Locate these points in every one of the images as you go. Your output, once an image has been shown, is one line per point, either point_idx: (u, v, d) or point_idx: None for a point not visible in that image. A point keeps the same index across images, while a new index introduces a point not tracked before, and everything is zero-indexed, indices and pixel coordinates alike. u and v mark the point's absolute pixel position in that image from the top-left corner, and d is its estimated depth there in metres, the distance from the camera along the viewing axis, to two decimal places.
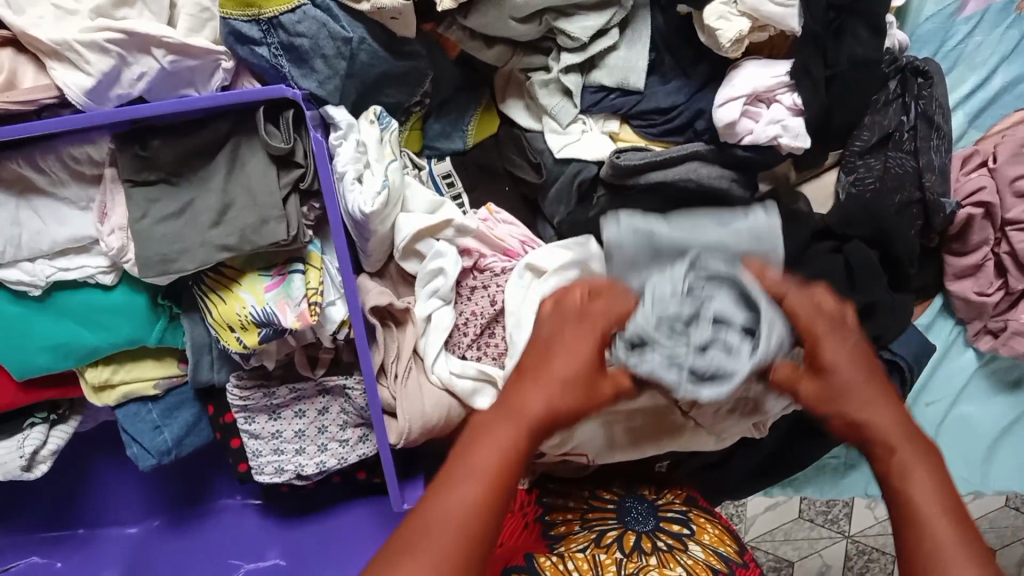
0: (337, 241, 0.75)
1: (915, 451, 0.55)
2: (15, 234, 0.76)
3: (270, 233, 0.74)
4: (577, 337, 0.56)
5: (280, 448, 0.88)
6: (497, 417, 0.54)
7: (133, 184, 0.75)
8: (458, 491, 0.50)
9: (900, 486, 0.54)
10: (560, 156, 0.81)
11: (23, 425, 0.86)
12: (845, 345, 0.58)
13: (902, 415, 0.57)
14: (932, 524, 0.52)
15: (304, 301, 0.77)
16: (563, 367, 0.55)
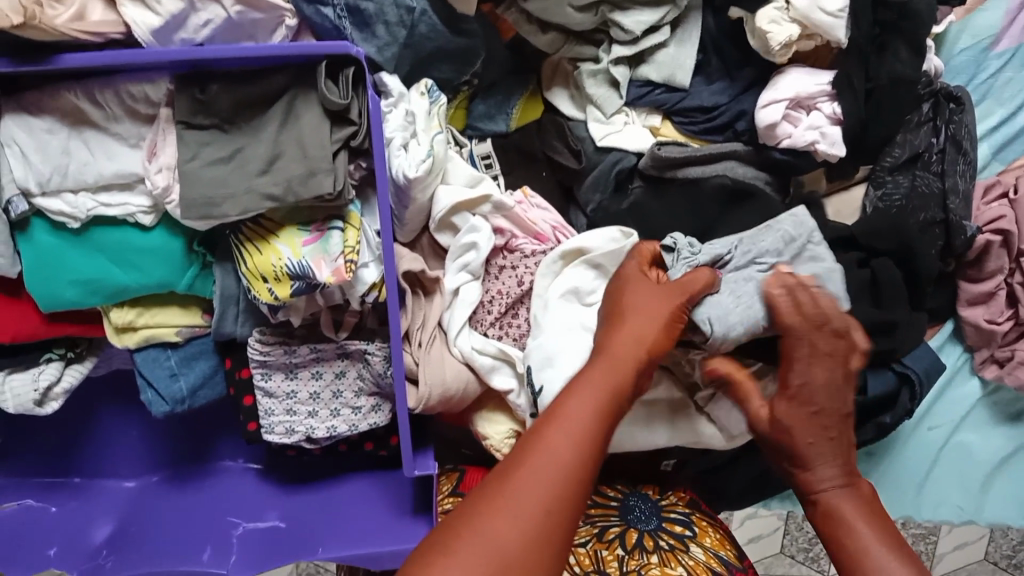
0: (382, 201, 0.76)
1: (850, 496, 0.66)
2: (63, 163, 0.76)
3: (317, 185, 0.75)
4: (640, 291, 0.68)
5: (292, 410, 0.88)
6: (592, 364, 0.63)
7: (185, 127, 0.76)
8: (566, 430, 0.58)
9: (846, 524, 0.64)
10: (601, 144, 0.82)
11: (40, 360, 0.86)
12: (806, 403, 0.65)
13: (847, 461, 0.67)
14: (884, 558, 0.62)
15: (340, 258, 0.78)
16: (637, 309, 0.66)
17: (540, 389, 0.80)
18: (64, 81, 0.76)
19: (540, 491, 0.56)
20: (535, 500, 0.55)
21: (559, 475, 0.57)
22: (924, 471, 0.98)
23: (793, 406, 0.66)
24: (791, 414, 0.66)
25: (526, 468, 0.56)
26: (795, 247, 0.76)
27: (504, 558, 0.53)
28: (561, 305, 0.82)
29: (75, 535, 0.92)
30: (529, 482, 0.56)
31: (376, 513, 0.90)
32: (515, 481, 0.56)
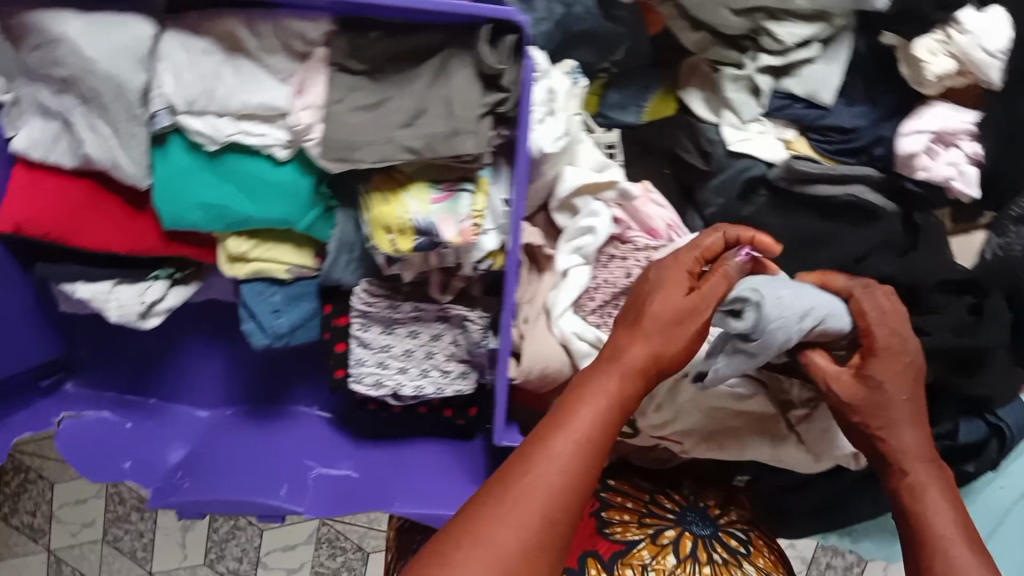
0: (519, 171, 0.77)
1: (924, 468, 0.72)
2: (213, 86, 0.77)
3: (458, 145, 0.76)
4: (670, 294, 0.70)
5: (384, 363, 0.90)
6: (603, 372, 0.68)
7: (339, 70, 0.77)
8: (567, 441, 0.64)
9: (923, 503, 0.71)
10: (733, 149, 0.83)
11: (146, 276, 0.87)
12: (892, 365, 0.72)
13: (920, 432, 0.73)
14: (952, 535, 0.68)
15: (468, 220, 0.79)
16: (661, 315, 0.69)
17: None
18: (226, 7, 0.76)
19: (540, 497, 0.62)
20: (536, 504, 0.62)
21: (557, 483, 0.62)
22: (990, 529, 0.96)
23: (885, 366, 0.72)
24: (880, 375, 0.72)
25: (529, 476, 0.62)
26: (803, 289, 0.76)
27: (505, 559, 0.60)
28: None
29: (151, 453, 0.93)
30: (529, 488, 0.62)
31: (449, 480, 0.92)
32: (518, 486, 0.62)
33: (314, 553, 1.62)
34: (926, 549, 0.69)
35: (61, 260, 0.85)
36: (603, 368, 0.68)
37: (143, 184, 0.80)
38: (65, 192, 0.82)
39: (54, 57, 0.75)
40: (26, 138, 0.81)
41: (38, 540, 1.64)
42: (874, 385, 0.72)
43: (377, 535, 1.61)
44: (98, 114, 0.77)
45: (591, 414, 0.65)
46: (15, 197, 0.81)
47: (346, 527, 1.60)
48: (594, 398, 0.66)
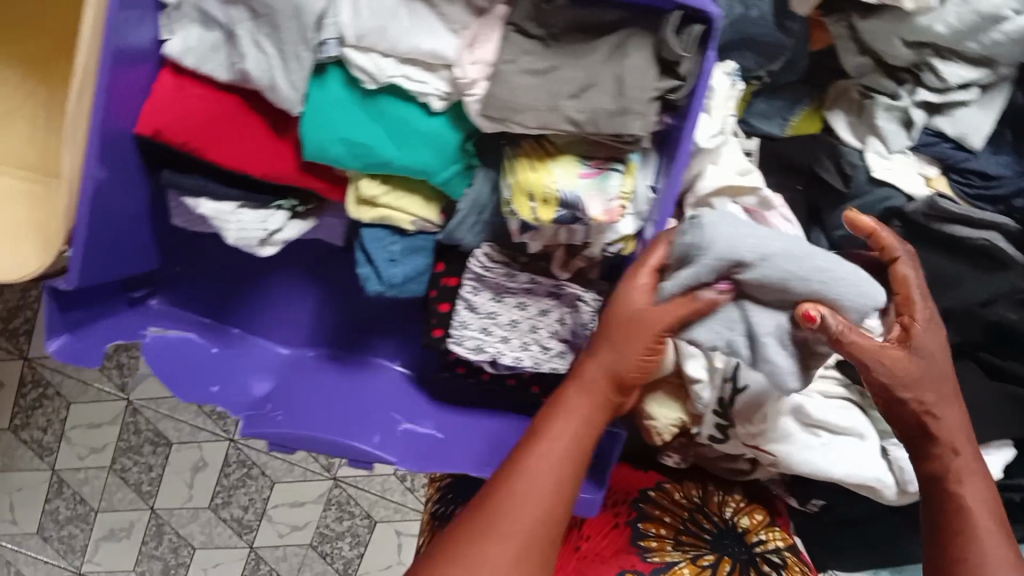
0: (681, 160, 0.78)
1: (962, 453, 0.75)
2: (388, 23, 0.76)
3: (624, 124, 0.75)
4: (632, 318, 0.74)
5: (487, 329, 0.89)
6: (571, 396, 0.77)
7: (516, 30, 0.77)
8: (544, 459, 0.73)
9: (950, 488, 0.74)
10: (876, 176, 0.84)
11: (269, 204, 0.86)
12: (937, 334, 0.71)
13: (962, 417, 0.75)
14: (981, 520, 0.73)
15: (615, 200, 0.79)
16: (629, 332, 0.75)
17: (744, 386, 0.84)
18: None
19: (529, 513, 0.71)
20: (527, 519, 0.70)
21: (544, 499, 0.72)
22: None
23: (931, 330, 0.72)
24: (927, 337, 0.71)
25: (515, 496, 0.71)
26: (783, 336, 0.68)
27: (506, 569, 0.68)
28: None
29: (237, 383, 0.92)
30: (517, 505, 0.71)
31: None
32: (505, 506, 0.71)
33: (321, 514, 1.59)
34: (961, 538, 0.72)
35: (190, 171, 0.84)
36: (571, 394, 0.77)
37: (295, 111, 0.79)
38: (210, 104, 0.80)
39: None
40: (181, 44, 0.79)
41: (43, 459, 1.61)
42: (924, 356, 0.71)
43: (388, 506, 1.59)
44: (266, 31, 0.76)
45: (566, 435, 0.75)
46: (161, 103, 0.80)
47: (358, 493, 1.58)
48: (570, 419, 0.76)
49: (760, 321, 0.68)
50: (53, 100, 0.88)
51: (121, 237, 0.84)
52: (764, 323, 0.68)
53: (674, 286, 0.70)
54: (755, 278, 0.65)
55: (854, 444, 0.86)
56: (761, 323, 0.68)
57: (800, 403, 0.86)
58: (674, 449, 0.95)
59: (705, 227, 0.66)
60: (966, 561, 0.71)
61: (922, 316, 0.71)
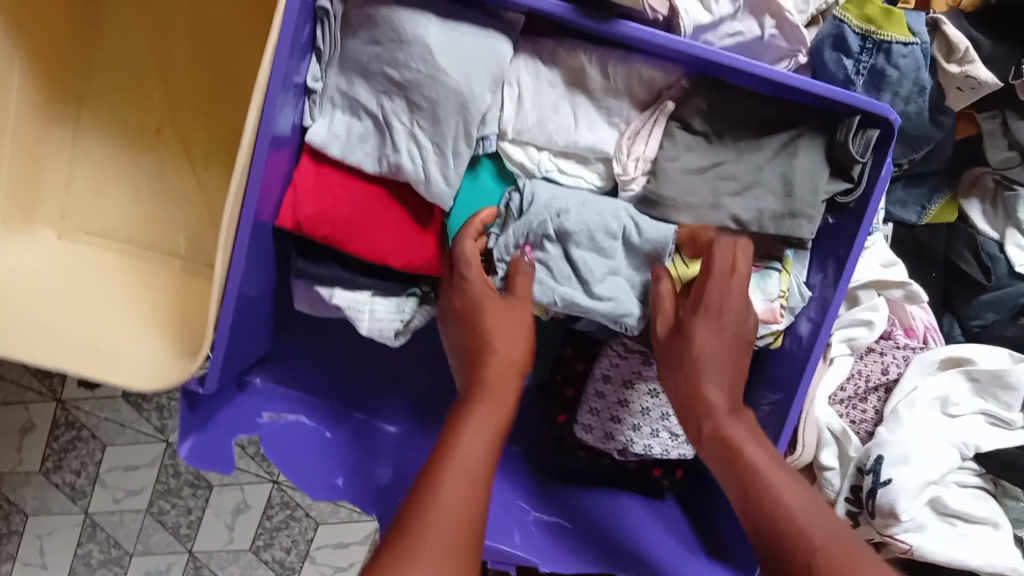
0: (850, 264, 0.75)
1: (735, 424, 0.68)
2: (548, 117, 0.74)
3: (792, 228, 0.72)
4: (500, 304, 0.72)
5: (618, 417, 0.87)
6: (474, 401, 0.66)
7: (678, 125, 0.75)
8: (458, 467, 0.61)
9: (740, 464, 0.66)
10: (1020, 270, 0.85)
11: (402, 292, 0.82)
12: (726, 297, 0.71)
13: (731, 391, 0.71)
14: (805, 506, 0.62)
15: (777, 300, 0.77)
16: (491, 319, 0.71)
17: (886, 479, 0.82)
18: (580, 41, 0.73)
19: (455, 524, 0.57)
20: (454, 522, 0.57)
21: (465, 507, 0.59)
22: None
23: (721, 286, 0.71)
24: (712, 301, 0.71)
25: (426, 508, 0.58)
26: (620, 287, 0.76)
27: None
28: (929, 405, 0.84)
29: (364, 469, 0.88)
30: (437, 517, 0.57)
31: (668, 537, 0.88)
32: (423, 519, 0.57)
33: None
34: (767, 520, 0.62)
35: (326, 260, 0.79)
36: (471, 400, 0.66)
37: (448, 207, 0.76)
38: (352, 193, 0.76)
39: (396, 59, 0.71)
40: (325, 131, 0.75)
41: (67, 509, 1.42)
42: (688, 321, 0.71)
43: None
44: (425, 124, 0.72)
45: (480, 436, 0.64)
46: (303, 193, 0.76)
47: None
48: (483, 421, 0.65)
49: (582, 261, 0.75)
50: (171, 172, 0.86)
51: (252, 325, 0.80)
52: (592, 276, 0.75)
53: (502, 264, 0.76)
54: (576, 222, 0.74)
55: (988, 533, 0.86)
56: (593, 274, 0.75)
57: (939, 495, 0.85)
58: None
59: (534, 193, 0.74)
60: (788, 543, 0.60)
61: (715, 273, 0.71)
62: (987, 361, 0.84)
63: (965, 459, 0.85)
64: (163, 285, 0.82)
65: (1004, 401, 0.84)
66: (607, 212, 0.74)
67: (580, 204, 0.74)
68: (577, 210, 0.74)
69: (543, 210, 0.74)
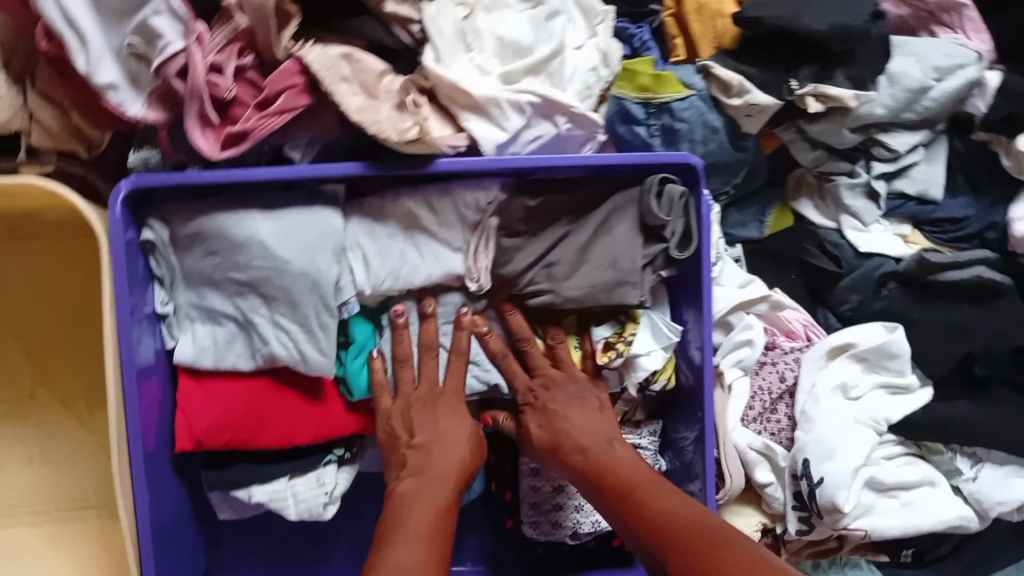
0: (706, 291, 0.80)
1: (598, 445, 0.79)
2: (399, 266, 0.77)
3: (620, 296, 0.78)
4: (447, 408, 0.80)
5: (559, 505, 0.89)
6: (428, 467, 0.75)
7: (505, 235, 0.81)
8: (414, 500, 0.71)
9: (595, 470, 0.76)
10: (863, 250, 0.90)
11: (319, 463, 0.83)
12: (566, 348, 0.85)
13: (595, 428, 0.80)
14: (637, 476, 0.74)
15: (610, 340, 0.83)
16: (442, 414, 0.79)
17: (819, 480, 0.86)
18: (402, 188, 0.78)
19: (417, 540, 0.66)
20: (419, 538, 0.66)
21: (427, 527, 0.68)
22: None
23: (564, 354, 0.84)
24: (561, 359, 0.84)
25: (387, 531, 0.68)
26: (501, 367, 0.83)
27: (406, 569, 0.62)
28: (831, 398, 0.88)
29: None
30: (399, 537, 0.66)
31: None
32: (389, 537, 0.66)
33: None
34: (623, 496, 0.72)
35: (235, 463, 0.81)
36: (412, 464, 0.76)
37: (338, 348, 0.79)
38: (237, 392, 0.77)
39: (236, 261, 0.73)
40: (191, 346, 0.77)
41: None
42: (544, 374, 0.83)
43: None
44: (285, 311, 0.74)
45: (435, 489, 0.73)
46: (192, 412, 0.77)
47: None
48: (433, 478, 0.74)
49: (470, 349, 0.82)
50: (58, 434, 0.85)
51: (180, 551, 0.80)
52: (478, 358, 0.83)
53: (390, 368, 0.81)
54: (446, 317, 0.82)
55: (930, 493, 0.90)
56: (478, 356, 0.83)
57: (873, 475, 0.88)
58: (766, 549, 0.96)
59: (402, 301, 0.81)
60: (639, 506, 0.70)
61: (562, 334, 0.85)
62: (865, 339, 0.88)
63: (882, 433, 0.90)
64: (89, 543, 0.84)
65: (894, 368, 0.89)
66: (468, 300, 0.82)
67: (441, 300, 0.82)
68: (444, 308, 0.81)
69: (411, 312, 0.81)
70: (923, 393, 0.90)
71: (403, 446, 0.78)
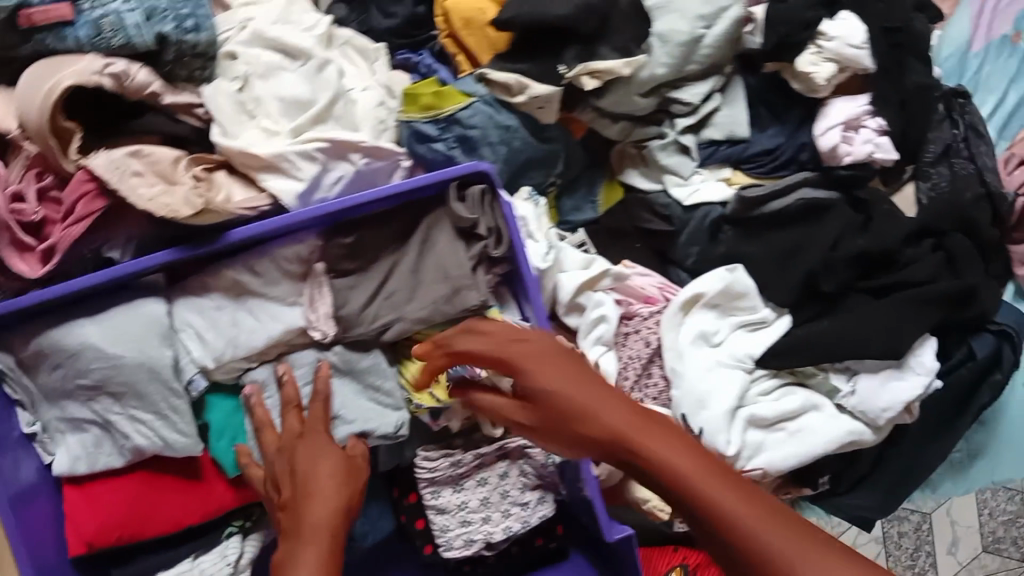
0: (528, 278, 0.85)
1: (563, 379, 0.63)
2: (236, 333, 0.81)
3: (463, 300, 0.82)
4: (316, 447, 0.78)
5: (467, 519, 0.91)
6: (307, 510, 0.72)
7: (335, 275, 0.83)
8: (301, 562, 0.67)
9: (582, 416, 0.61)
10: (688, 204, 0.93)
11: (221, 536, 0.87)
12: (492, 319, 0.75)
13: (571, 378, 0.63)
14: (635, 428, 0.59)
15: None
16: (312, 454, 0.77)
17: (699, 431, 0.89)
18: (222, 260, 0.82)
19: None
20: None
21: None
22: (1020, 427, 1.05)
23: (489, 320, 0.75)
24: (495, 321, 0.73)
25: None
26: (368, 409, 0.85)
27: None
28: (694, 350, 0.92)
29: None
30: None
31: None
32: None
33: None
34: (625, 447, 0.58)
35: (137, 557, 0.85)
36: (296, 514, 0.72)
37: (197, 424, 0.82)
38: (118, 490, 0.81)
39: (78, 369, 0.77)
40: (66, 457, 0.80)
41: None
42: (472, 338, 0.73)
43: None
44: (135, 404, 0.78)
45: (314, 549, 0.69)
46: (77, 518, 0.80)
47: None
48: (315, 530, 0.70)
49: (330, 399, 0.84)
50: None
51: None
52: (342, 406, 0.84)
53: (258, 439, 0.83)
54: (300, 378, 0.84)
55: (814, 417, 0.92)
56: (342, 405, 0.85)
57: (753, 413, 0.91)
58: None
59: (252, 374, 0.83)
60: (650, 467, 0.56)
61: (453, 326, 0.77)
62: (707, 288, 0.92)
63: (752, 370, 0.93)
64: None
65: (747, 307, 0.93)
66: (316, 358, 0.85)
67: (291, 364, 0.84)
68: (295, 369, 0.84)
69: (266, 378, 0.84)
70: (780, 323, 0.93)
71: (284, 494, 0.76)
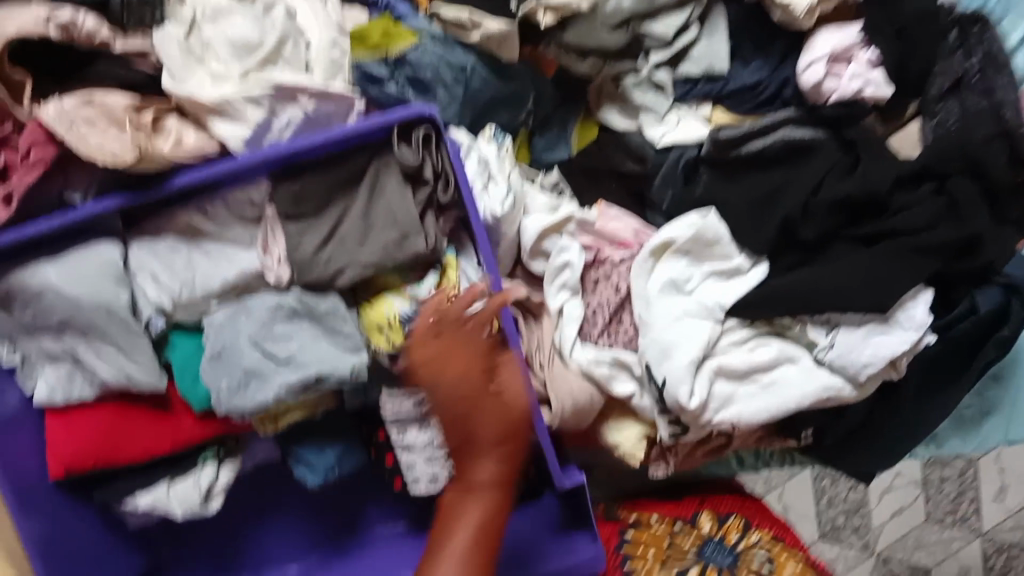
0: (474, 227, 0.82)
1: None
2: (192, 275, 0.84)
3: (411, 247, 0.82)
4: (496, 397, 0.75)
5: (433, 457, 0.90)
6: (477, 468, 0.74)
7: (286, 220, 0.83)
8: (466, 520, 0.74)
9: None
10: (662, 145, 0.90)
11: (196, 463, 0.91)
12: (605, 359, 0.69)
13: None
14: None
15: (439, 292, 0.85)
16: (487, 408, 0.74)
17: (662, 381, 0.84)
18: (176, 205, 0.84)
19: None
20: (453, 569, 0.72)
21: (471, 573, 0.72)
22: None
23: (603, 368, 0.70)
24: None
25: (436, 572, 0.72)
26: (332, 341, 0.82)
27: None
28: (661, 299, 0.87)
29: None
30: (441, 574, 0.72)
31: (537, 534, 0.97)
32: None
33: None
34: None
35: (116, 480, 0.90)
36: (474, 470, 0.74)
37: (160, 361, 0.86)
38: (91, 420, 0.85)
39: (42, 309, 0.81)
40: (45, 389, 0.84)
41: None
42: None
43: None
44: (100, 343, 0.82)
45: (468, 521, 0.74)
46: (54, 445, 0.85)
47: None
48: (485, 483, 0.74)
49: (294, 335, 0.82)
50: None
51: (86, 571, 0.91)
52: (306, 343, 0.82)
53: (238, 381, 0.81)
54: (259, 317, 0.82)
55: (789, 370, 0.86)
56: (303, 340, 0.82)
57: (722, 365, 0.86)
58: (655, 460, 0.94)
59: (211, 318, 0.83)
60: None
61: None
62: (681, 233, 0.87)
63: (722, 320, 0.87)
64: None
65: (721, 254, 0.87)
66: (272, 297, 0.83)
67: (249, 306, 0.83)
68: (244, 314, 0.82)
69: (226, 321, 0.83)
70: (756, 272, 0.87)
71: (451, 439, 0.75)
